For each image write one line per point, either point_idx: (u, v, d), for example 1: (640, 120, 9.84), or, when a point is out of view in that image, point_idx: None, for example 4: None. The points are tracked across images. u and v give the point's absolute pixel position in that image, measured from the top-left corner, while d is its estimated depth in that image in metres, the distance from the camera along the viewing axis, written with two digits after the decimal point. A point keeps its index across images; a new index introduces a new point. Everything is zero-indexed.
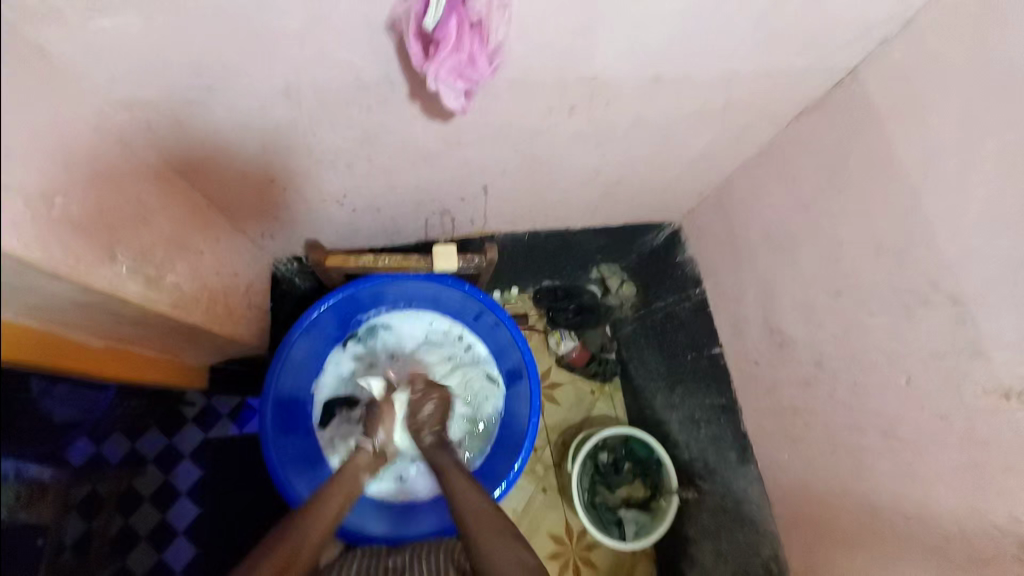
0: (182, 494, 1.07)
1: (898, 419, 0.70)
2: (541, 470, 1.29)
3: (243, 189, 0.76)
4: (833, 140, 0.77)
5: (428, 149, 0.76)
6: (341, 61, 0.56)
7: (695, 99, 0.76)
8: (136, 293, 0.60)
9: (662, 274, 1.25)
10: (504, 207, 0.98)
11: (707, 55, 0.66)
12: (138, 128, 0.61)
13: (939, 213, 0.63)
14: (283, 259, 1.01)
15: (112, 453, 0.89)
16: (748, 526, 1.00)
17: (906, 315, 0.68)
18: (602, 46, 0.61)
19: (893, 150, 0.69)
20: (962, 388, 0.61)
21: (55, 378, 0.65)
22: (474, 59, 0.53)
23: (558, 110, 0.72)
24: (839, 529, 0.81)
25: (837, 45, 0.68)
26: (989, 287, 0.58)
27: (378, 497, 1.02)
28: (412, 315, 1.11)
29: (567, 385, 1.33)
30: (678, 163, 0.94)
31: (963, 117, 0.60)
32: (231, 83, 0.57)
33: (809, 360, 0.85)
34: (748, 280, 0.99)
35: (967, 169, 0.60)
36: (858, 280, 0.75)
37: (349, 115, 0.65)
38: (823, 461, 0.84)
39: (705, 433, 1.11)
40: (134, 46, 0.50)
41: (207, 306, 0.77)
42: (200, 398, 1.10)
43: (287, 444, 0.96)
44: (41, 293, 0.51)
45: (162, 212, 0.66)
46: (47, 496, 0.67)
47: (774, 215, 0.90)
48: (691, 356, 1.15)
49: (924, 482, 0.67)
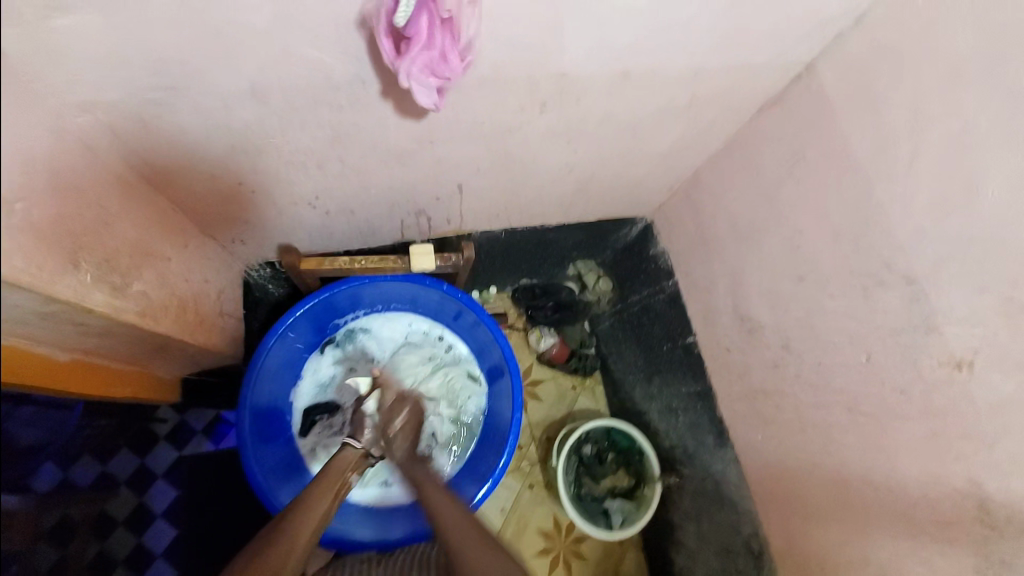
0: (159, 515, 1.03)
1: (860, 395, 0.73)
2: (527, 468, 1.31)
3: (212, 192, 0.74)
4: (792, 131, 0.81)
5: (402, 149, 0.76)
6: (311, 60, 0.56)
7: (661, 95, 0.78)
8: (101, 303, 0.58)
9: (637, 269, 1.28)
10: (479, 206, 0.99)
11: (671, 51, 0.69)
12: (99, 131, 0.59)
13: (891, 197, 0.67)
14: (255, 265, 0.98)
15: (83, 477, 0.85)
16: (727, 506, 1.02)
17: (864, 295, 0.71)
18: (572, 44, 0.63)
19: (847, 140, 0.72)
20: (918, 362, 0.65)
21: (19, 399, 0.62)
22: (447, 56, 0.54)
23: (530, 108, 0.73)
24: (811, 506, 0.84)
25: (791, 41, 0.72)
26: (939, 266, 0.62)
27: (363, 504, 1.01)
28: (391, 318, 1.11)
29: (548, 381, 1.38)
30: (648, 158, 0.97)
31: (909, 107, 0.64)
32: (197, 83, 0.56)
33: (777, 344, 0.88)
34: (717, 270, 1.02)
35: (914, 155, 0.64)
36: (818, 264, 0.78)
37: (320, 115, 0.65)
38: (792, 441, 0.87)
39: (683, 421, 1.14)
40: (94, 45, 0.49)
41: (177, 314, 0.75)
42: (172, 414, 1.07)
43: (267, 453, 0.93)
44: (6, 309, 0.49)
45: (126, 217, 0.64)
46: (16, 524, 0.65)
47: (740, 206, 0.94)
48: (667, 347, 1.18)
49: (887, 454, 0.70)
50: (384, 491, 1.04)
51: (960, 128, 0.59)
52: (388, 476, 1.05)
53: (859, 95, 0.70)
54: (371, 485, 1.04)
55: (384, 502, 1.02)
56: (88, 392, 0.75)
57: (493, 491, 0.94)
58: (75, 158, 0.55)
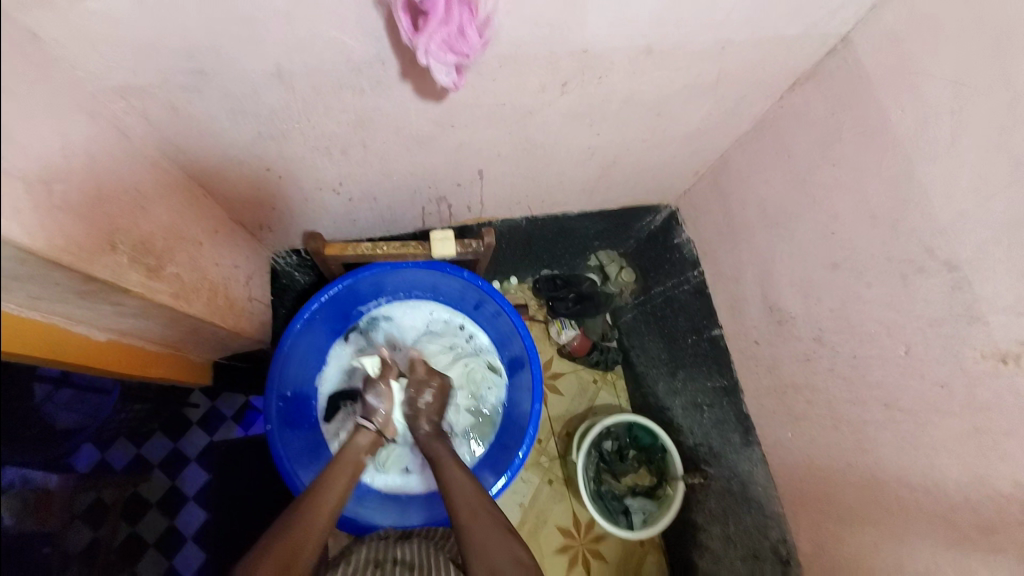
0: (189, 499, 1.06)
1: (899, 389, 0.70)
2: (547, 463, 1.31)
3: (238, 177, 0.76)
4: (827, 110, 0.78)
5: (422, 133, 0.76)
6: (332, 40, 0.56)
7: (687, 72, 0.76)
8: (137, 283, 0.60)
9: (660, 260, 1.26)
10: (499, 192, 0.98)
11: (698, 23, 0.66)
12: (133, 117, 0.62)
13: (934, 177, 0.63)
14: (282, 252, 1.01)
15: (118, 458, 0.92)
16: (754, 509, 0.99)
17: (903, 283, 0.68)
18: (592, 18, 0.61)
19: (886, 117, 0.69)
20: (962, 353, 0.61)
21: (57, 385, 0.72)
22: (464, 31, 0.54)
23: (550, 88, 0.72)
24: (843, 506, 0.80)
25: (826, 11, 0.69)
26: (983, 251, 0.58)
27: (386, 489, 1.03)
28: (413, 306, 1.12)
29: (570, 375, 1.38)
30: (673, 141, 0.94)
31: (956, 79, 0.60)
32: (223, 68, 0.57)
33: (808, 336, 0.85)
34: (745, 260, 0.99)
35: (960, 132, 0.60)
36: (853, 250, 0.75)
37: (341, 99, 0.66)
38: (825, 437, 0.83)
39: (708, 417, 1.11)
40: (128, 31, 0.50)
41: (207, 297, 0.77)
42: (205, 401, 1.12)
43: (293, 437, 0.95)
44: (42, 283, 0.51)
45: (159, 201, 0.66)
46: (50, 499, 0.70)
47: (769, 191, 0.90)
48: (692, 340, 1.15)
49: (929, 453, 0.66)
50: (405, 478, 1.05)
51: (1009, 102, 0.55)
52: (409, 464, 1.06)
53: (898, 68, 0.67)
54: (392, 473, 1.05)
55: (404, 490, 1.03)
56: (128, 369, 0.77)
57: (511, 482, 0.93)
58: (108, 141, 0.58)
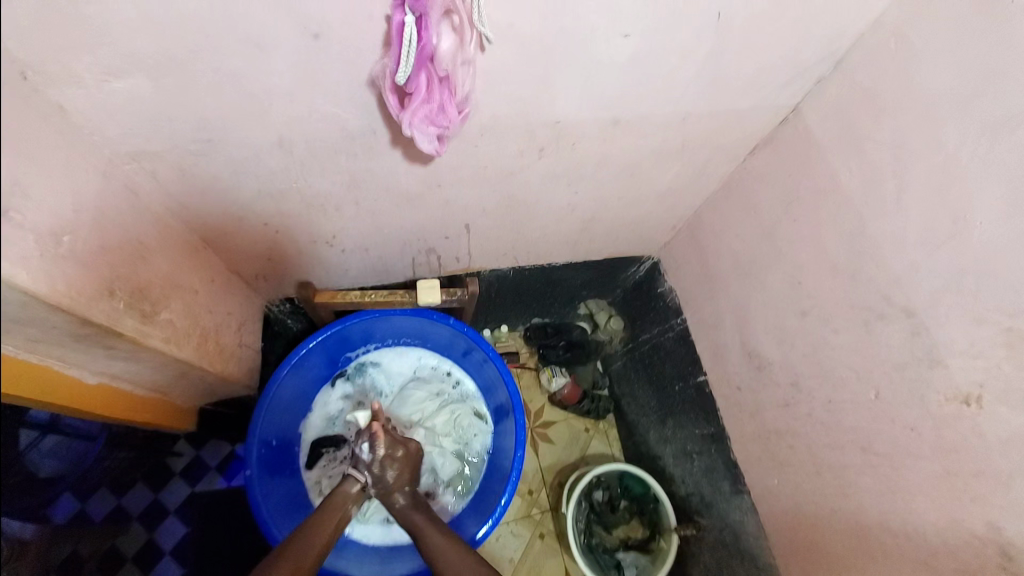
0: (166, 554, 1.04)
1: (873, 434, 0.71)
2: (538, 515, 1.28)
3: (239, 232, 0.82)
4: (785, 171, 0.84)
5: (410, 192, 0.82)
6: (329, 113, 0.63)
7: (655, 137, 0.83)
8: (131, 328, 0.62)
9: (646, 307, 1.29)
10: (486, 244, 1.03)
11: (660, 99, 0.74)
12: (143, 177, 0.67)
13: (884, 233, 0.68)
14: (275, 301, 1.05)
15: (96, 511, 0.94)
16: (748, 562, 0.97)
17: (867, 329, 0.71)
18: (563, 97, 0.69)
19: (836, 178, 0.75)
20: (926, 397, 0.64)
21: (45, 432, 0.78)
22: (444, 108, 0.60)
23: (528, 152, 0.79)
24: (831, 557, 0.79)
25: (775, 86, 0.76)
26: (936, 298, 0.62)
27: (363, 542, 0.99)
28: (401, 352, 1.13)
29: (561, 424, 1.37)
30: (648, 198, 1.00)
31: (895, 143, 0.66)
32: (229, 137, 0.64)
33: (786, 381, 0.87)
34: (723, 307, 1.02)
35: (902, 191, 0.66)
36: (819, 299, 0.78)
37: (337, 162, 0.72)
38: (809, 485, 0.83)
39: (699, 466, 1.10)
40: (144, 104, 0.57)
41: (198, 342, 0.80)
42: (189, 450, 1.11)
43: (274, 488, 0.94)
44: (42, 325, 0.54)
45: (161, 252, 0.70)
46: None
47: (740, 244, 0.96)
48: (678, 386, 1.16)
49: (906, 497, 0.67)
50: (386, 529, 1.01)
51: (942, 162, 0.61)
52: (390, 513, 1.02)
53: (843, 133, 0.73)
54: (373, 523, 1.02)
55: (383, 540, 1.00)
56: (137, 417, 0.83)
57: (494, 531, 0.93)
58: (118, 198, 0.63)
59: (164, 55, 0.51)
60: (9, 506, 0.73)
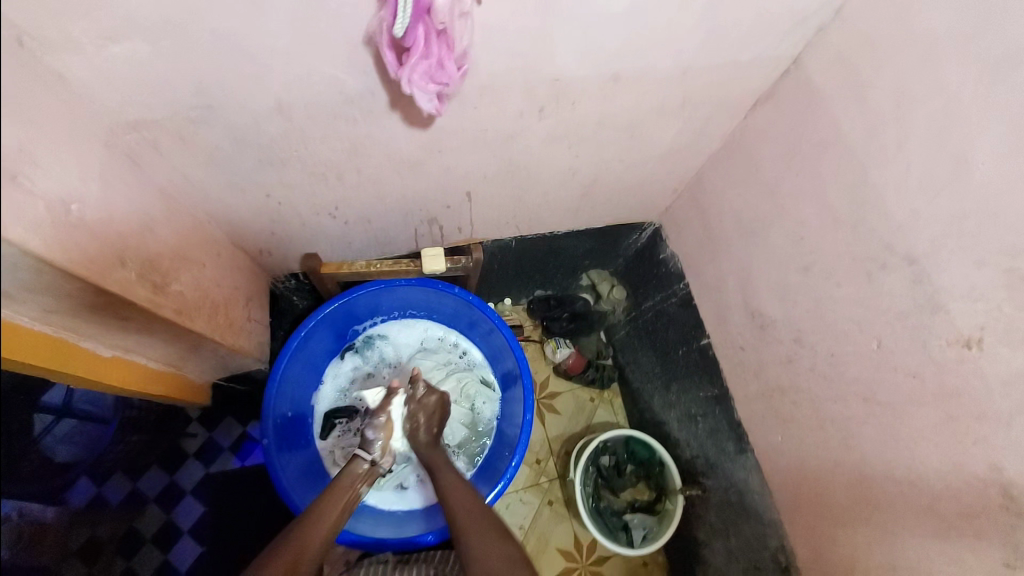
0: (184, 533, 1.05)
1: (875, 384, 0.72)
2: (546, 484, 1.31)
3: (241, 203, 0.82)
4: (787, 125, 0.84)
5: (411, 157, 0.81)
6: (328, 76, 0.63)
7: (655, 94, 0.82)
8: (143, 299, 0.63)
9: (648, 275, 1.30)
10: (488, 213, 1.03)
11: (660, 51, 0.73)
12: (145, 148, 0.67)
13: (885, 182, 0.68)
14: (281, 277, 1.06)
15: (113, 494, 0.92)
16: (753, 518, 0.99)
17: (869, 281, 0.72)
18: (562, 52, 0.68)
19: (838, 129, 0.74)
20: (928, 344, 0.65)
21: (57, 417, 0.74)
22: (443, 63, 0.59)
23: (529, 113, 0.78)
24: (835, 506, 0.81)
25: (776, 36, 0.75)
26: (938, 246, 0.62)
27: (379, 508, 1.03)
28: (409, 325, 1.15)
29: (567, 394, 1.40)
30: (649, 159, 1.00)
31: (897, 90, 0.66)
32: (228, 103, 0.63)
33: (789, 338, 0.88)
34: (726, 268, 1.02)
35: (905, 139, 0.65)
36: (821, 253, 0.79)
37: (336, 127, 0.71)
38: (812, 439, 0.85)
39: (703, 427, 1.12)
40: (142, 70, 0.56)
41: (209, 314, 0.81)
42: (202, 431, 1.13)
43: (291, 458, 0.97)
44: (58, 295, 0.54)
45: (166, 224, 0.71)
46: (48, 534, 0.73)
47: (741, 203, 0.96)
48: (682, 351, 1.17)
49: (909, 444, 0.68)
50: (400, 496, 1.05)
51: (944, 108, 0.61)
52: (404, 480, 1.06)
53: (847, 83, 0.73)
54: (386, 490, 1.05)
55: (398, 505, 1.04)
56: (162, 392, 0.86)
57: (504, 493, 0.95)
58: (120, 169, 0.63)
59: (161, 16, 0.51)
60: (30, 491, 0.69)
